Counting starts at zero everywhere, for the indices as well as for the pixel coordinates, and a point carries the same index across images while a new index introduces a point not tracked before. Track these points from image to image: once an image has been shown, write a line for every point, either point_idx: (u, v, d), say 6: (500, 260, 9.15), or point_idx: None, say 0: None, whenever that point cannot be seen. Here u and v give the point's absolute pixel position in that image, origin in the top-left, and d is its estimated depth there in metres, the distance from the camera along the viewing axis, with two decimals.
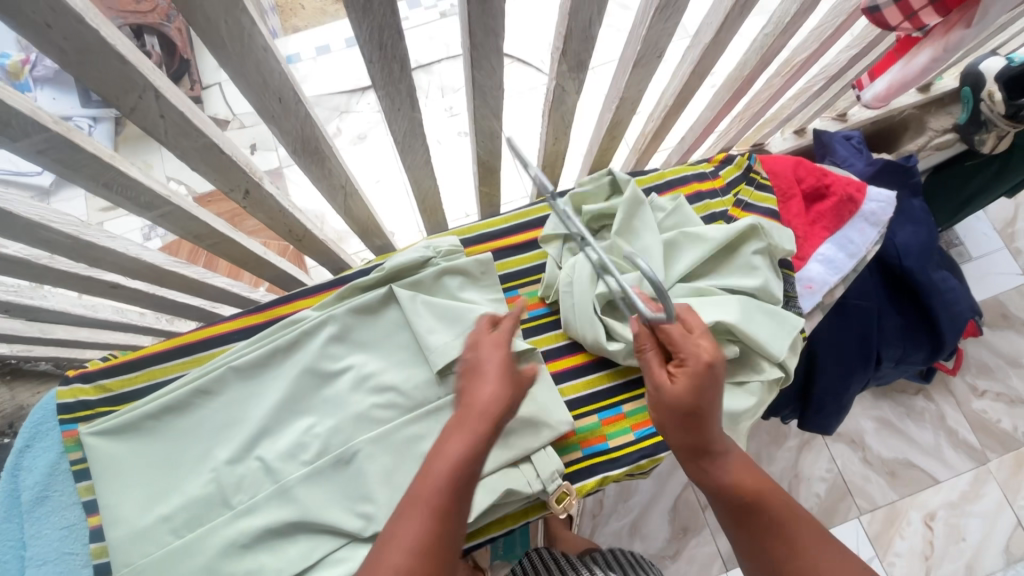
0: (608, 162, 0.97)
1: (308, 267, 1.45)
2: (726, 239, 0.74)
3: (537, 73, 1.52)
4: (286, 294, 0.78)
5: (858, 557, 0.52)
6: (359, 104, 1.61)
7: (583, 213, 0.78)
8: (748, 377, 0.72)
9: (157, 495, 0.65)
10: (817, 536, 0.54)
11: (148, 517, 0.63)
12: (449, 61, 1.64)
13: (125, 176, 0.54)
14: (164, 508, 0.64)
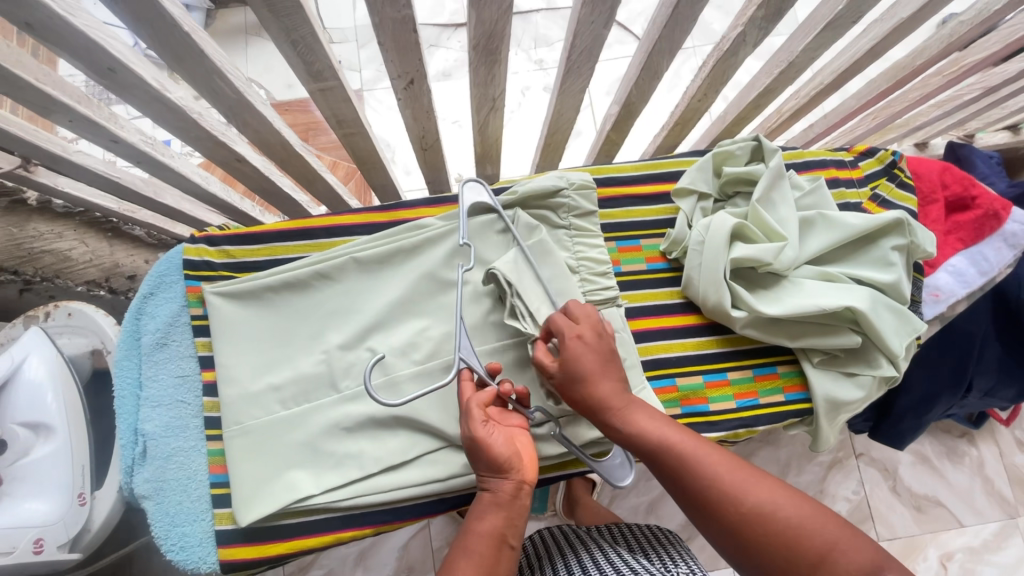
0: (734, 135, 0.94)
1: (371, 199, 1.44)
2: (868, 228, 0.71)
3: (635, 41, 1.42)
4: (409, 200, 0.77)
5: (770, 491, 0.52)
6: (450, 40, 1.54)
7: (722, 175, 0.76)
8: (859, 369, 0.70)
9: (270, 363, 0.66)
10: (728, 465, 0.55)
11: (260, 383, 0.65)
12: (549, 12, 1.54)
13: (315, 37, 0.53)
14: (275, 378, 0.65)
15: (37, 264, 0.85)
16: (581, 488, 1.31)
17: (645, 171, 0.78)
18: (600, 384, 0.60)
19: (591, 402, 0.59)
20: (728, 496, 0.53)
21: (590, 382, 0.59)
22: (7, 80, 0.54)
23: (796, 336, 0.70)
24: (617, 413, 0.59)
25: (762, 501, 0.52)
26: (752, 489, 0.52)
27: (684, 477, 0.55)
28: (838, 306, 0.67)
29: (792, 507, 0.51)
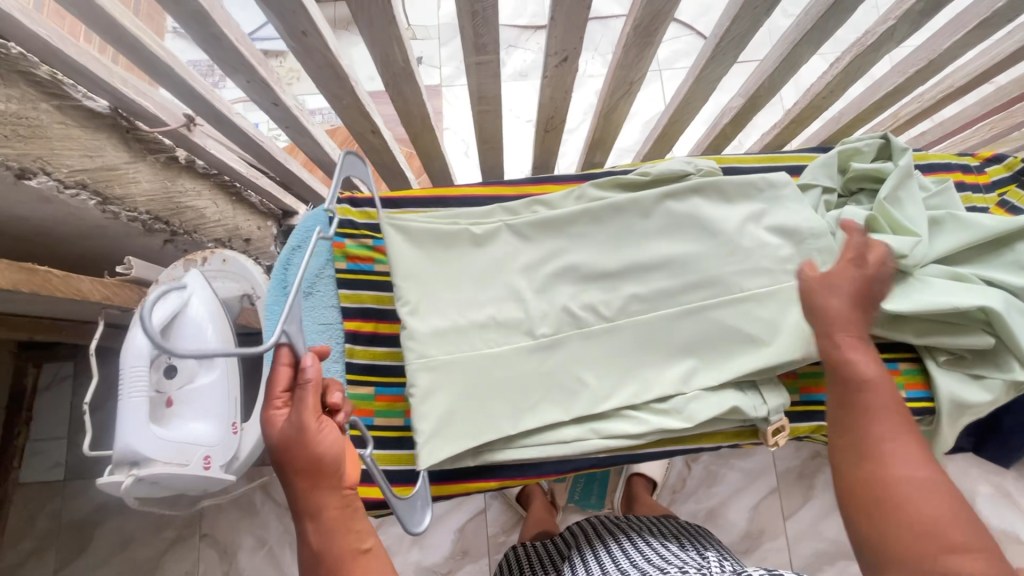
0: (847, 136, 0.93)
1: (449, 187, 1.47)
2: (1003, 230, 0.70)
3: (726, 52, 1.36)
4: (535, 177, 0.81)
5: (940, 477, 0.46)
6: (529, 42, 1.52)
7: (848, 170, 0.77)
8: (988, 372, 0.69)
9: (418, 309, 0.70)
10: (906, 445, 0.49)
11: (424, 326, 0.69)
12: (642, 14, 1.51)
13: (495, 10, 0.57)
14: (438, 324, 0.70)
15: (180, 217, 0.91)
16: (642, 487, 1.29)
17: (760, 164, 0.81)
18: (846, 310, 0.56)
19: (827, 317, 0.56)
20: (876, 442, 0.49)
21: (831, 309, 0.56)
22: (213, 38, 0.59)
23: (923, 333, 0.70)
24: (842, 339, 0.55)
25: (921, 471, 0.47)
26: (910, 460, 0.47)
27: (853, 410, 0.52)
28: (974, 306, 0.66)
29: (935, 493, 0.45)
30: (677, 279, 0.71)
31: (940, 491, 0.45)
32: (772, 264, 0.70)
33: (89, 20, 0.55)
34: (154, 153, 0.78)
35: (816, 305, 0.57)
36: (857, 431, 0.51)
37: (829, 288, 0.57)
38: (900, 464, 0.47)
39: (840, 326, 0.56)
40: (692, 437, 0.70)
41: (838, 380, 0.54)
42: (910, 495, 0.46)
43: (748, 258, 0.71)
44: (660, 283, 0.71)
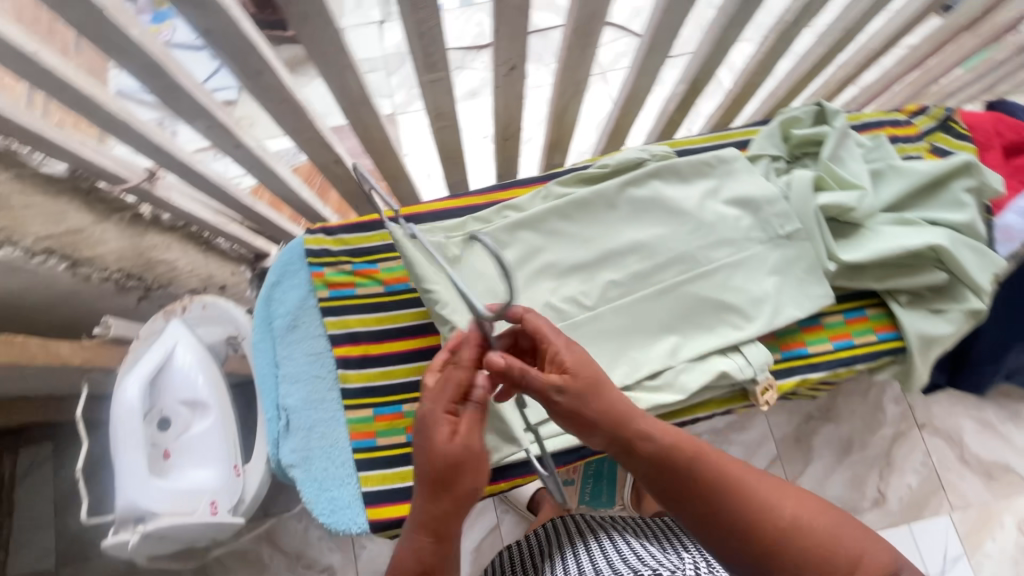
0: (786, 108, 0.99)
1: None
2: (937, 173, 0.76)
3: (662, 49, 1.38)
4: (501, 183, 0.83)
5: (809, 498, 0.53)
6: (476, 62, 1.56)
7: (791, 138, 0.81)
8: (947, 305, 0.73)
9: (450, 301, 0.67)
10: (768, 484, 0.54)
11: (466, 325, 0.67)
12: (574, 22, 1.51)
13: (440, 29, 0.60)
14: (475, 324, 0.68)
15: (151, 272, 0.90)
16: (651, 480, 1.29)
17: (710, 143, 0.85)
18: (611, 392, 0.53)
19: (611, 414, 0.52)
20: (758, 507, 0.52)
21: (602, 395, 0.52)
22: (169, 88, 0.60)
23: (884, 278, 0.74)
24: (630, 424, 0.53)
25: (794, 501, 0.53)
26: (783, 504, 0.52)
27: (714, 489, 0.52)
28: (923, 245, 0.71)
29: (819, 514, 0.52)
30: (649, 261, 0.74)
31: (817, 518, 0.52)
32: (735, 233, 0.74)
33: (40, 84, 0.55)
34: (119, 212, 0.78)
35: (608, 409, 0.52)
36: (729, 514, 0.52)
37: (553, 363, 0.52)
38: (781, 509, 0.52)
39: (596, 391, 0.52)
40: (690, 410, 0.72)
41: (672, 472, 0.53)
42: (817, 533, 0.51)
43: (711, 231, 0.75)
44: (633, 267, 0.74)
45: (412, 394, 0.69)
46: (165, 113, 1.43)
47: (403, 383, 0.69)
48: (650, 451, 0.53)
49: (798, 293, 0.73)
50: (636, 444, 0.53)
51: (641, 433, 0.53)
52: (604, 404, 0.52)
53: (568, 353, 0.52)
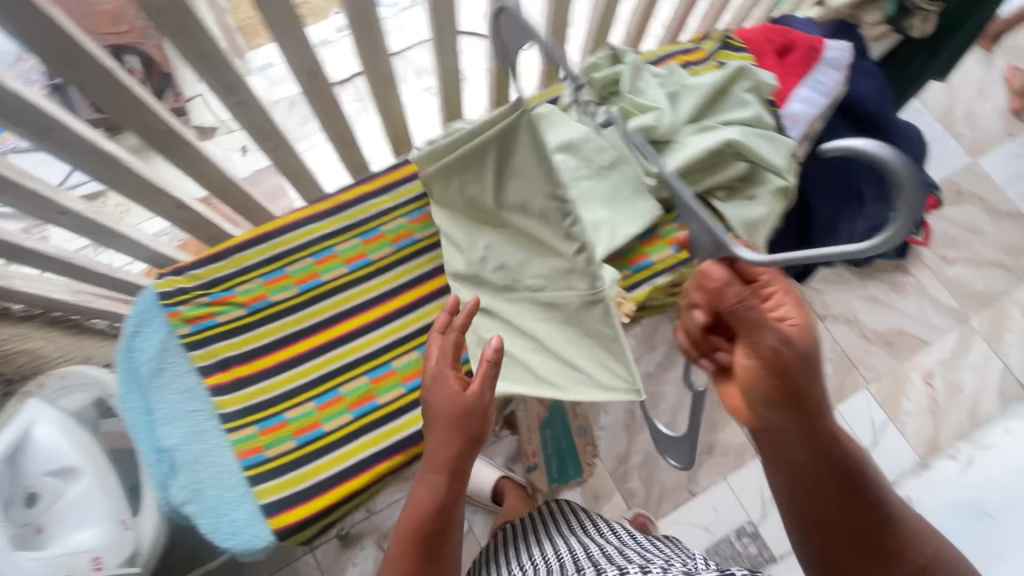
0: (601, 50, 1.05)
1: None
2: (719, 82, 0.86)
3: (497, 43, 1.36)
4: (348, 185, 0.81)
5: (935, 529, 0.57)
6: None
7: (595, 81, 0.88)
8: (757, 189, 0.83)
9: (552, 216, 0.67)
10: (916, 518, 0.57)
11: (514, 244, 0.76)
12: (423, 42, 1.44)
13: (215, 49, 0.63)
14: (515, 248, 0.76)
15: (13, 365, 0.87)
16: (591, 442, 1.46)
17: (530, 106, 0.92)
18: (813, 367, 0.55)
19: (808, 391, 0.55)
20: (903, 537, 0.55)
21: (807, 364, 0.55)
22: None
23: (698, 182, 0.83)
24: (825, 417, 0.56)
25: (936, 542, 0.56)
26: (930, 538, 0.55)
27: (864, 491, 0.56)
28: (719, 143, 0.80)
29: (947, 550, 0.56)
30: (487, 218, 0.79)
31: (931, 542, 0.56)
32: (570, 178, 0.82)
33: None
34: None
35: (813, 377, 0.55)
36: (869, 515, 0.55)
37: (781, 337, 0.54)
38: (927, 543, 0.55)
39: (806, 362, 0.55)
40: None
41: (840, 471, 0.56)
42: (937, 556, 0.55)
43: None
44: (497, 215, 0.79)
45: (292, 402, 0.70)
46: (24, 222, 1.36)
47: (282, 394, 0.70)
48: (831, 437, 0.56)
49: (630, 213, 0.80)
50: (819, 432, 0.56)
51: (830, 422, 0.57)
52: (813, 392, 0.55)
53: (801, 314, 0.56)
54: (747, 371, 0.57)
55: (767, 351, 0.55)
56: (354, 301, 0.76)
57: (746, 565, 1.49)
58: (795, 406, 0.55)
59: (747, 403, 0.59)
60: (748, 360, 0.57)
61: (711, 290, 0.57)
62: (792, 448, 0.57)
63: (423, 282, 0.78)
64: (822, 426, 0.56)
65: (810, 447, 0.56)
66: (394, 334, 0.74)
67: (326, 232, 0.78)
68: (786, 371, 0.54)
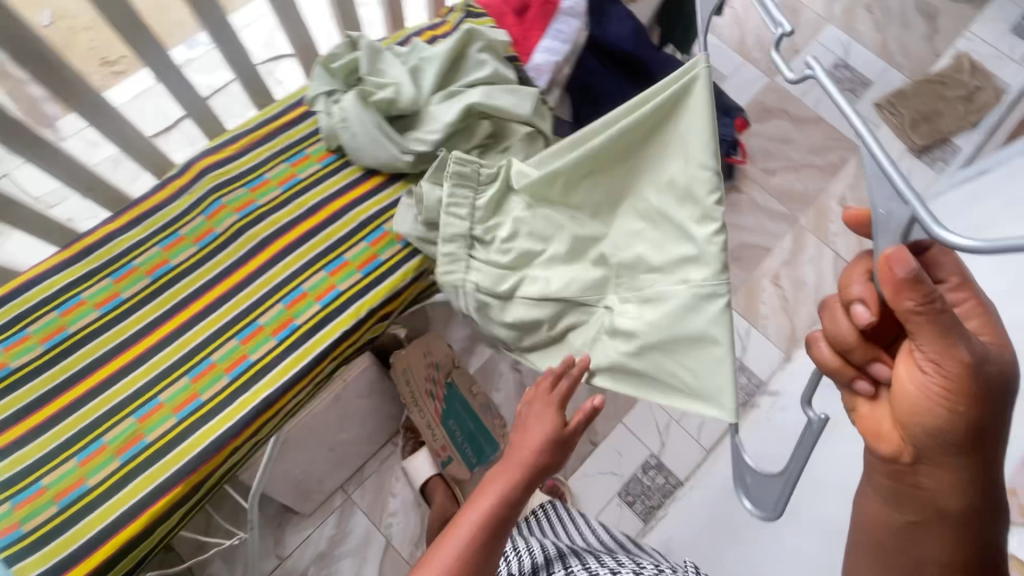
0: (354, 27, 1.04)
1: None
2: (452, 48, 0.87)
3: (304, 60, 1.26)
4: (99, 223, 0.78)
5: None
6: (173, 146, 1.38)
7: (334, 70, 0.88)
8: (507, 143, 0.87)
9: (668, 180, 0.65)
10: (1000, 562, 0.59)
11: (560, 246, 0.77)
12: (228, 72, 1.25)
13: None
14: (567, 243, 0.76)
15: None
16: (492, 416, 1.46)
17: (278, 109, 0.90)
18: (999, 410, 0.51)
19: (980, 432, 0.52)
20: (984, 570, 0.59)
21: (992, 411, 0.51)
22: None
23: (452, 147, 0.86)
24: (985, 458, 0.54)
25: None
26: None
27: (971, 539, 0.58)
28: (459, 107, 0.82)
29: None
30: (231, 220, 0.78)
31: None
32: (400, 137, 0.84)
33: None
34: None
35: (936, 426, 0.52)
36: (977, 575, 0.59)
37: (973, 355, 0.48)
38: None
39: (976, 407, 0.50)
40: (313, 341, 0.74)
41: (959, 517, 0.57)
42: None
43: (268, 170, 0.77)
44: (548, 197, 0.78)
45: (48, 466, 0.64)
46: None
47: (34, 461, 0.64)
48: (982, 495, 0.56)
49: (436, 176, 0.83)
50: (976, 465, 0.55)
51: (994, 467, 0.56)
52: (988, 435, 0.52)
53: (993, 332, 0.53)
54: (923, 403, 0.52)
55: (947, 378, 0.49)
56: (105, 348, 0.71)
57: (659, 495, 1.53)
58: (966, 447, 0.53)
59: (918, 448, 0.55)
60: (927, 373, 0.51)
61: (894, 284, 0.46)
62: (943, 500, 0.57)
63: (176, 315, 0.74)
64: (960, 461, 0.54)
65: (965, 499, 0.56)
66: (149, 374, 0.70)
67: (69, 280, 0.74)
68: (967, 393, 0.49)
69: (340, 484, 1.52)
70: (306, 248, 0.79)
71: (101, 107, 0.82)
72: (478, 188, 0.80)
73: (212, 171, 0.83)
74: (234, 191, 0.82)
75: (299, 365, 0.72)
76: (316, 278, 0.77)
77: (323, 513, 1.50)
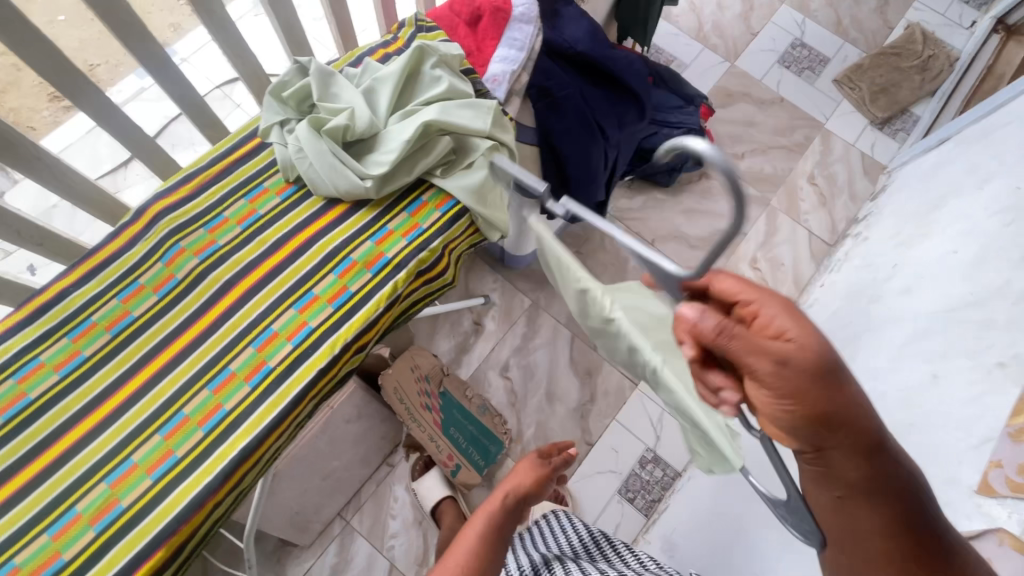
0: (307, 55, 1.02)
1: None
2: (404, 66, 0.86)
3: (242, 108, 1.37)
4: (48, 282, 0.75)
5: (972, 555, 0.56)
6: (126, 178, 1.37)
7: (287, 98, 0.85)
8: (472, 157, 0.85)
9: (579, 295, 0.72)
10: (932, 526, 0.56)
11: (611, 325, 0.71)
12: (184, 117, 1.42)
13: None
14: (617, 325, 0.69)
15: None
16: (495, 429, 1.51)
17: (234, 142, 0.87)
18: (835, 388, 0.52)
19: (830, 414, 0.52)
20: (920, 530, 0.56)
21: (832, 397, 0.52)
22: None
23: (412, 167, 0.83)
24: (858, 431, 0.53)
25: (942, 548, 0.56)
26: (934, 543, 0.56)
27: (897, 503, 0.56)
28: (417, 126, 0.80)
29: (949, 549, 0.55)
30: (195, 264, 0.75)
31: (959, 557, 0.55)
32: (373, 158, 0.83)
33: None
34: None
35: (781, 414, 0.54)
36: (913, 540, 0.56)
37: (774, 358, 0.52)
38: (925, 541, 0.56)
39: (806, 392, 0.52)
40: (287, 385, 0.71)
41: (862, 488, 0.56)
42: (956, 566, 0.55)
43: None
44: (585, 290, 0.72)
45: (19, 543, 0.61)
46: None
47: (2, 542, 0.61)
48: (882, 462, 0.55)
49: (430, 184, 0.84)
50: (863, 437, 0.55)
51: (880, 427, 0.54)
52: (853, 408, 0.53)
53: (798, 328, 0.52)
54: (774, 409, 0.54)
55: (776, 382, 0.52)
56: (70, 411, 0.68)
57: (658, 489, 1.55)
58: (826, 427, 0.53)
59: (805, 440, 0.55)
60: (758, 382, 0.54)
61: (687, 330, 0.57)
62: (848, 475, 0.55)
63: (141, 370, 0.71)
64: (829, 437, 0.54)
65: (861, 467, 0.55)
66: (119, 435, 0.67)
67: (25, 344, 0.71)
68: (796, 388, 0.52)
69: (338, 511, 1.49)
70: (271, 288, 0.76)
71: (40, 158, 0.77)
72: (479, 204, 0.85)
73: (166, 215, 0.80)
74: (192, 233, 0.79)
75: (274, 412, 0.69)
76: (285, 317, 0.74)
77: (323, 542, 1.48)
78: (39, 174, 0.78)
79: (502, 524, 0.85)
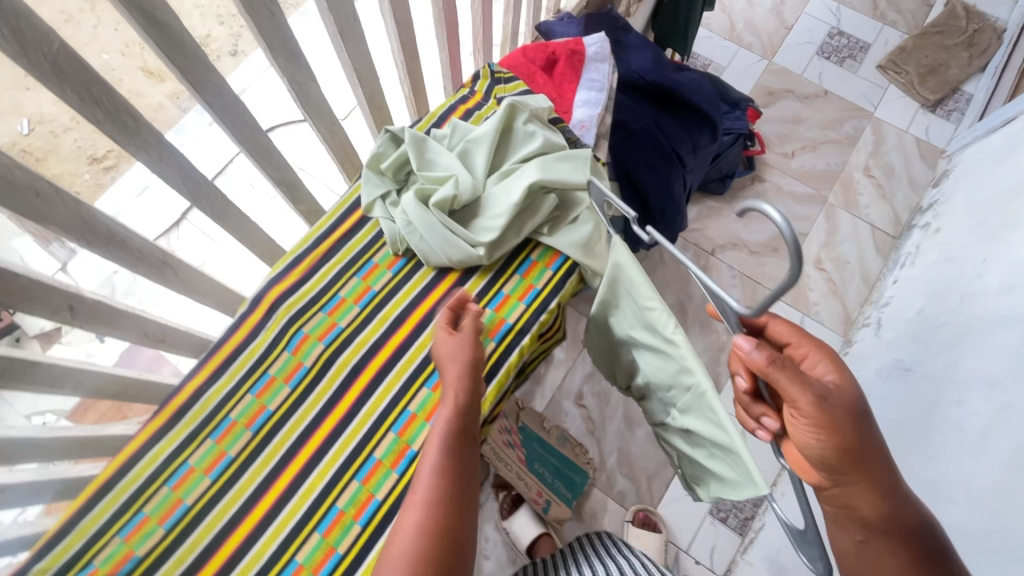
0: (384, 117, 1.02)
1: None
2: (498, 125, 0.85)
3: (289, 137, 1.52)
4: (181, 382, 0.75)
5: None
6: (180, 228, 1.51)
7: (384, 170, 0.85)
8: (576, 211, 0.85)
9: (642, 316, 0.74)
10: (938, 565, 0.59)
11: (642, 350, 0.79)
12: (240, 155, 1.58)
13: None
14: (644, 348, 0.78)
15: None
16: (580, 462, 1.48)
17: (337, 216, 0.87)
18: (863, 423, 0.56)
19: (861, 446, 0.56)
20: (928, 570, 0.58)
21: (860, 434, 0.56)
22: None
23: (520, 229, 0.82)
24: (877, 466, 0.57)
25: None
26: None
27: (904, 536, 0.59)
28: (525, 188, 0.79)
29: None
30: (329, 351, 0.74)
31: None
32: (481, 224, 0.82)
33: None
34: None
35: (814, 443, 0.56)
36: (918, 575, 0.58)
37: (818, 394, 0.54)
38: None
39: (840, 427, 0.55)
40: None
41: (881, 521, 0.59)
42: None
43: None
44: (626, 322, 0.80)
45: None
46: None
47: None
48: (897, 501, 0.58)
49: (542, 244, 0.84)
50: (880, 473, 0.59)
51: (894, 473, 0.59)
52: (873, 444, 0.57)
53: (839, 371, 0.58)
54: (807, 439, 0.57)
55: (815, 415, 0.55)
56: (228, 514, 0.68)
57: (750, 506, 1.52)
58: (850, 460, 0.56)
59: (824, 474, 0.59)
60: (798, 418, 0.56)
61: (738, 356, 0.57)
62: (864, 510, 0.59)
63: (291, 463, 0.71)
64: (851, 467, 0.57)
65: (880, 506, 0.58)
66: (280, 534, 0.67)
67: (173, 448, 0.71)
68: (833, 425, 0.54)
69: None
70: (398, 368, 0.77)
71: (167, 261, 0.77)
72: (590, 256, 0.84)
73: (283, 301, 0.79)
74: (313, 318, 0.79)
75: None
76: (420, 396, 0.74)
77: None
78: (166, 278, 0.78)
79: (460, 473, 0.62)
